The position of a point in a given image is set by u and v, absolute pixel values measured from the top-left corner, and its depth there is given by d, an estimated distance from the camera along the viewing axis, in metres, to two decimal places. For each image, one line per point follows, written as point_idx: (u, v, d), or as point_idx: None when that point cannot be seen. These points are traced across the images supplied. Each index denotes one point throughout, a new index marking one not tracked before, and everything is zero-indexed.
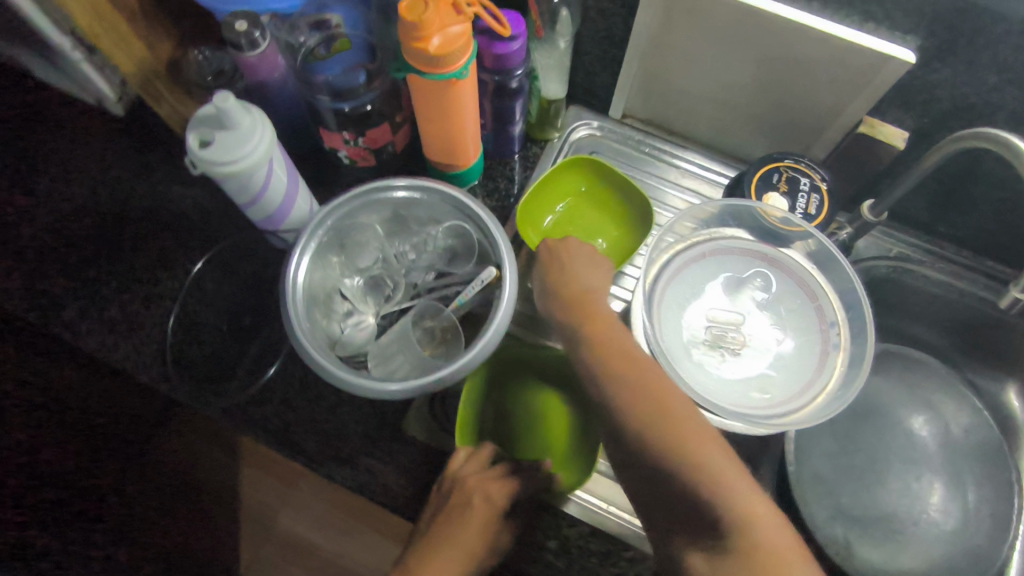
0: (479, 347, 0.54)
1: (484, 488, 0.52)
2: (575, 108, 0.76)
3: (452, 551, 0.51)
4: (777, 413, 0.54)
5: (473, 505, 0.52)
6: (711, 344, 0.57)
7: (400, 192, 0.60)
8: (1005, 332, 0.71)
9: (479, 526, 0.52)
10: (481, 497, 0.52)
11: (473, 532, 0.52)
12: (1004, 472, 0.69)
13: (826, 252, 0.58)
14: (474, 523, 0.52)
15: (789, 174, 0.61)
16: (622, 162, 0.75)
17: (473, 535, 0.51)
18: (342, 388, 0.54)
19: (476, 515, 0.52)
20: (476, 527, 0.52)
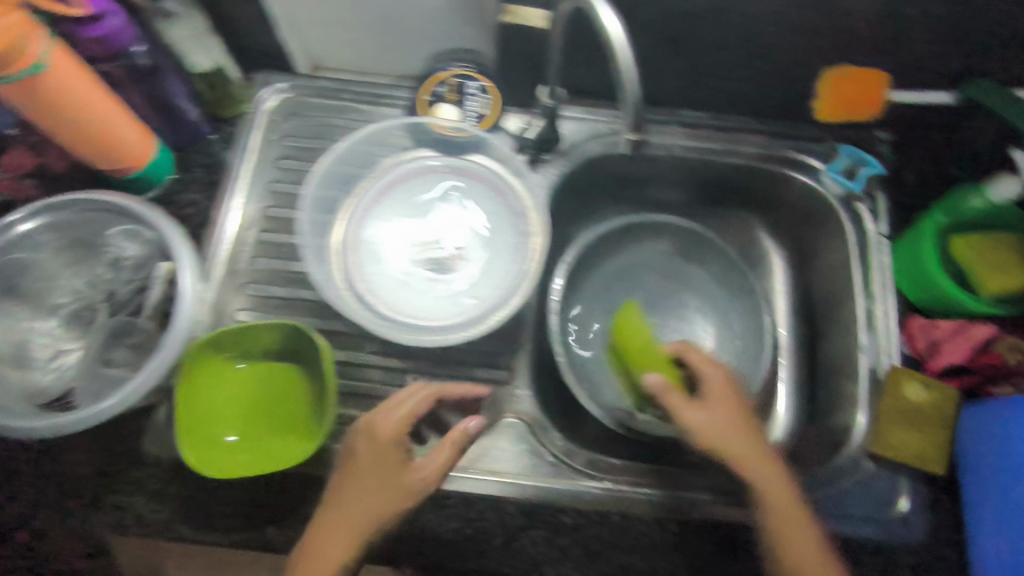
0: (162, 349, 0.54)
1: (374, 428, 0.53)
2: (260, 73, 0.72)
3: (373, 495, 0.50)
4: (488, 316, 0.56)
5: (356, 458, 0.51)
6: (425, 269, 0.58)
7: (27, 225, 0.57)
8: (730, 173, 0.75)
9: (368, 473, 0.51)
10: (372, 439, 0.52)
11: (319, 504, 0.51)
12: (753, 296, 0.76)
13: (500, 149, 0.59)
14: (341, 480, 0.51)
15: (456, 82, 0.61)
16: (322, 116, 0.72)
17: (340, 498, 0.50)
18: (30, 437, 0.51)
19: (381, 452, 0.52)
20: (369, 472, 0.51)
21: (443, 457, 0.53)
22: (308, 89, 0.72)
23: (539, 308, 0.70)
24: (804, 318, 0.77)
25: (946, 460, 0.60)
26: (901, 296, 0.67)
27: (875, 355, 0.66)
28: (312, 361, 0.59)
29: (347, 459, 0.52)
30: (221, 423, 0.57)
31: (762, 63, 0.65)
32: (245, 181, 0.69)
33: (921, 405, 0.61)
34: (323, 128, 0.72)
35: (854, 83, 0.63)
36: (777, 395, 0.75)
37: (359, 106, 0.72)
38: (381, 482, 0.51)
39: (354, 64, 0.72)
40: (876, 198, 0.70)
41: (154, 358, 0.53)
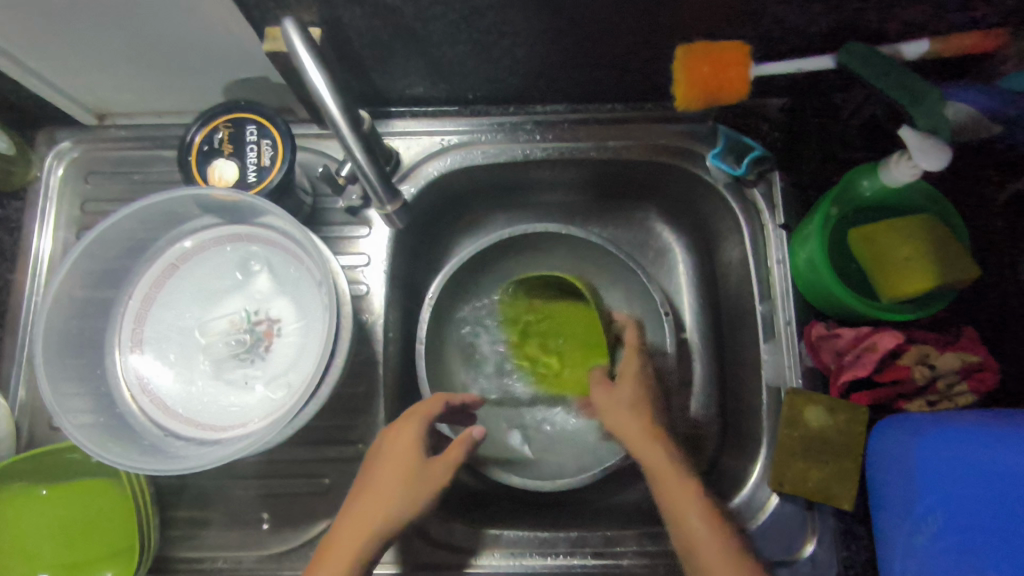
0: None
1: (394, 434, 0.50)
2: (45, 131, 0.63)
3: (374, 509, 0.47)
4: (292, 411, 0.47)
5: (394, 453, 0.49)
6: (227, 361, 0.50)
7: None
8: (607, 167, 0.65)
9: (403, 472, 0.48)
10: (392, 445, 0.50)
11: (405, 475, 0.48)
12: (652, 303, 0.67)
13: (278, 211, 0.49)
14: (398, 473, 0.48)
15: (231, 129, 0.51)
16: (123, 171, 0.63)
17: (375, 502, 0.47)
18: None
19: (397, 456, 0.49)
20: (395, 475, 0.48)
21: (445, 462, 0.50)
22: (99, 141, 0.63)
23: (401, 359, 0.63)
24: (712, 320, 0.68)
25: (854, 494, 0.51)
26: (801, 295, 0.58)
27: (776, 370, 0.57)
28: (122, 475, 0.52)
29: (405, 451, 0.49)
30: (28, 564, 0.50)
31: (602, 48, 0.54)
32: (46, 264, 0.61)
33: (824, 431, 0.53)
34: (125, 189, 0.63)
35: (716, 62, 0.51)
36: (688, 414, 0.66)
37: (163, 154, 0.63)
38: (415, 487, 0.48)
39: (147, 107, 0.62)
40: (772, 180, 0.60)
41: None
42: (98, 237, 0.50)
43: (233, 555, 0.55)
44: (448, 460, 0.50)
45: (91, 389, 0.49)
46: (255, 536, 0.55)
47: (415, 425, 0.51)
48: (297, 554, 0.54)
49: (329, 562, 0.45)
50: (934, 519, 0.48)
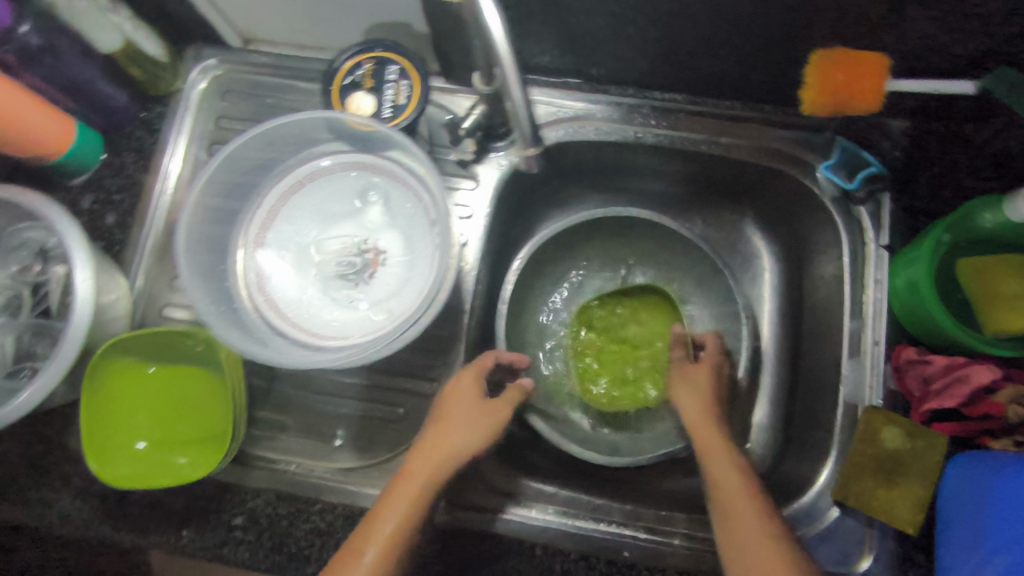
0: (62, 348, 0.52)
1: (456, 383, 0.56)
2: (194, 48, 0.67)
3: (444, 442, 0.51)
4: (393, 332, 0.50)
5: (457, 401, 0.54)
6: (335, 279, 0.53)
7: None
8: (707, 162, 0.66)
9: (468, 414, 0.53)
10: (456, 393, 0.55)
11: (469, 417, 0.53)
12: (733, 305, 0.68)
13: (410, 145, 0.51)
14: (463, 414, 0.53)
15: (374, 68, 0.54)
16: (258, 96, 0.66)
17: (446, 425, 0.52)
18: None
19: (458, 401, 0.54)
20: (466, 411, 0.53)
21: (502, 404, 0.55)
22: (242, 63, 0.67)
23: (483, 313, 0.65)
24: (790, 333, 0.68)
25: (920, 519, 0.51)
26: (894, 318, 0.58)
27: (856, 386, 0.57)
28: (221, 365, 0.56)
29: (466, 399, 0.54)
30: (129, 433, 0.54)
31: (738, 41, 0.54)
32: (176, 170, 0.66)
33: (898, 453, 0.52)
34: (258, 112, 0.66)
35: (847, 67, 0.52)
36: (751, 417, 0.67)
37: (296, 83, 0.66)
38: (473, 427, 0.53)
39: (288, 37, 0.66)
40: (881, 201, 0.59)
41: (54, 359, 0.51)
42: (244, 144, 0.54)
43: (306, 462, 0.58)
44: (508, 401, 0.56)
45: (213, 281, 0.53)
46: (329, 450, 0.59)
47: (477, 381, 0.56)
48: (367, 470, 0.58)
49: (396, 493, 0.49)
50: (1004, 556, 0.46)
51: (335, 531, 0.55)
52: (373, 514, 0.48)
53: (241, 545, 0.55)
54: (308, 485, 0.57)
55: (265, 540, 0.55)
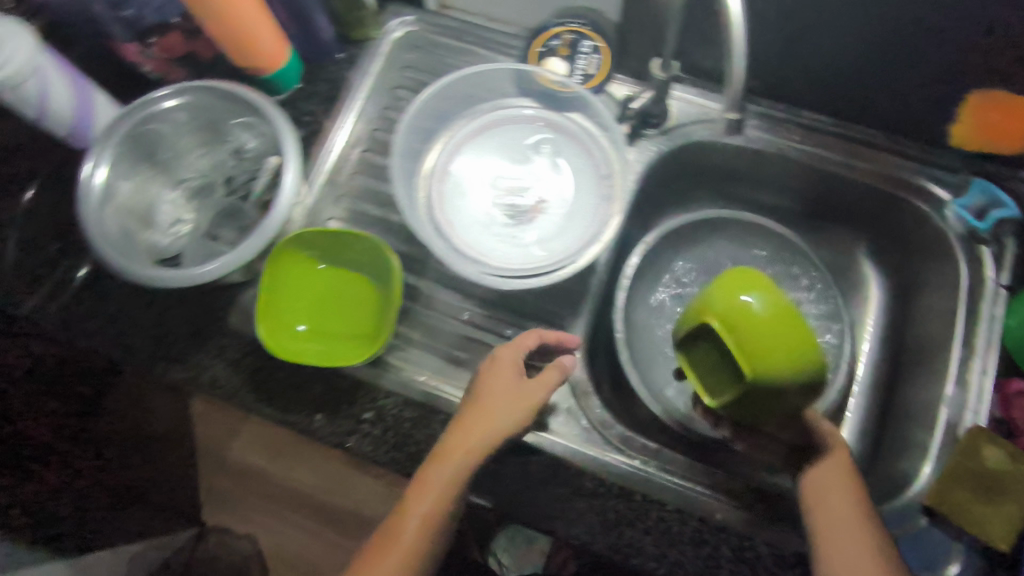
0: (264, 228, 0.59)
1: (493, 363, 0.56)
2: (393, 3, 0.75)
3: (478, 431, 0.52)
4: (553, 268, 0.56)
5: (478, 402, 0.53)
6: (502, 215, 0.59)
7: (168, 101, 0.63)
8: (836, 186, 0.70)
9: (512, 399, 0.53)
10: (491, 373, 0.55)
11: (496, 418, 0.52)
12: (837, 321, 0.72)
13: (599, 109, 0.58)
14: (472, 417, 0.52)
15: (571, 39, 0.62)
16: (443, 54, 0.74)
17: (482, 410, 0.53)
18: (141, 280, 0.59)
19: (498, 384, 0.54)
20: (509, 399, 0.53)
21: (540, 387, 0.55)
22: (433, 23, 0.74)
23: (607, 281, 0.70)
24: (889, 358, 0.71)
25: (1014, 538, 0.53)
26: (1006, 353, 0.61)
27: (957, 408, 0.60)
28: (386, 279, 0.62)
29: (492, 399, 0.53)
30: (293, 314, 0.61)
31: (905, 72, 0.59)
32: (357, 106, 0.73)
33: (998, 472, 0.55)
34: (442, 68, 0.73)
35: (1007, 110, 0.58)
36: (839, 430, 0.70)
37: (477, 49, 0.74)
38: (499, 425, 0.52)
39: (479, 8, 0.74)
40: (1007, 245, 0.63)
41: (254, 235, 0.58)
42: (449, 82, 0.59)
43: (434, 377, 0.64)
44: (545, 381, 0.56)
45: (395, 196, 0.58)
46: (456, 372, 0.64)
47: (506, 378, 0.54)
48: None
49: (426, 483, 0.51)
50: None
51: None
52: (393, 520, 0.51)
53: (367, 437, 0.60)
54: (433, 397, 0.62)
55: (389, 437, 0.60)
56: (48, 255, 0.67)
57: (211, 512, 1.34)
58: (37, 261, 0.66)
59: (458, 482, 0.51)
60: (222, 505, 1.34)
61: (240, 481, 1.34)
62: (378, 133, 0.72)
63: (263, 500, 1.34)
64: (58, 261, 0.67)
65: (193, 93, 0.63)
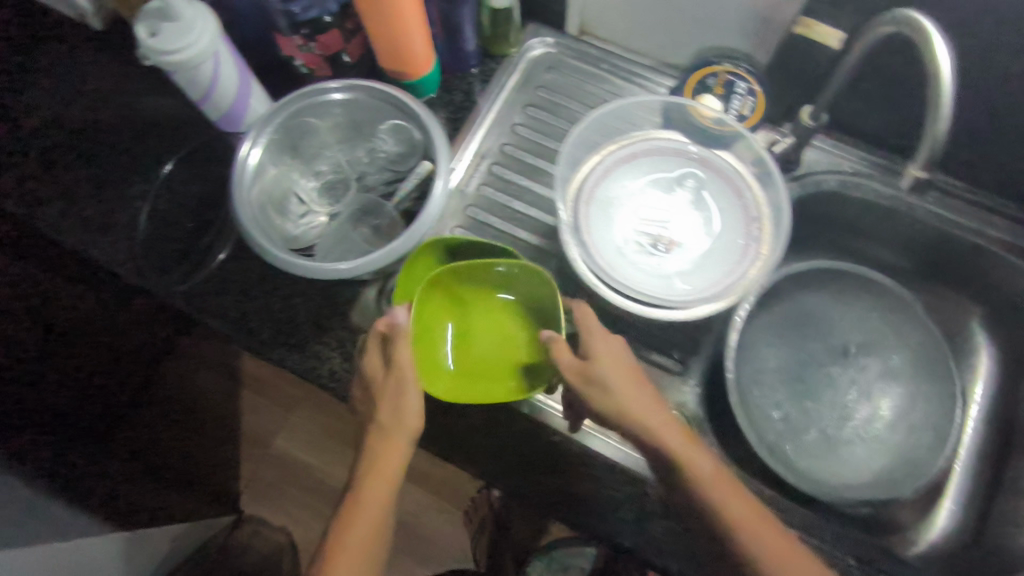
0: (410, 232, 0.59)
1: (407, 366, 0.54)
2: (533, 24, 0.76)
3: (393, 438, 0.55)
4: (694, 304, 0.56)
5: (381, 383, 0.55)
6: (642, 244, 0.60)
7: (337, 93, 0.64)
8: (961, 252, 0.69)
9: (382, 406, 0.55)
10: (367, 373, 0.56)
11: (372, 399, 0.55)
12: (948, 387, 0.71)
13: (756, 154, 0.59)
14: (405, 400, 0.54)
15: (726, 78, 0.61)
16: (578, 78, 0.75)
17: (394, 421, 0.55)
18: (282, 266, 0.59)
19: (396, 390, 0.54)
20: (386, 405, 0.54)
21: (417, 394, 0.55)
22: (572, 48, 0.76)
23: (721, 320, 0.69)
24: (998, 429, 0.70)
25: None
26: None
27: None
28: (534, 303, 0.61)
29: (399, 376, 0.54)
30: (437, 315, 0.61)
31: None
32: (489, 118, 0.73)
33: None
34: (577, 90, 0.75)
35: None
36: (941, 496, 0.69)
37: (611, 77, 0.75)
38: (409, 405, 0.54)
39: (620, 37, 0.75)
40: None
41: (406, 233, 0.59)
42: (612, 105, 0.61)
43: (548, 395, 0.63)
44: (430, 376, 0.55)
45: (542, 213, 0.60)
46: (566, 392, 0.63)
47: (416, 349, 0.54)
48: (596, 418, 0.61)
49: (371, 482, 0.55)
50: None
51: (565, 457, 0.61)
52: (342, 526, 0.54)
53: None
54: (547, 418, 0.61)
55: None
56: (183, 232, 0.69)
57: (250, 499, 1.33)
58: (174, 236, 0.69)
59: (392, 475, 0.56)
60: (261, 493, 1.33)
61: (282, 473, 1.34)
62: (507, 147, 0.73)
63: (302, 492, 1.33)
64: (190, 240, 0.69)
65: (358, 91, 0.64)
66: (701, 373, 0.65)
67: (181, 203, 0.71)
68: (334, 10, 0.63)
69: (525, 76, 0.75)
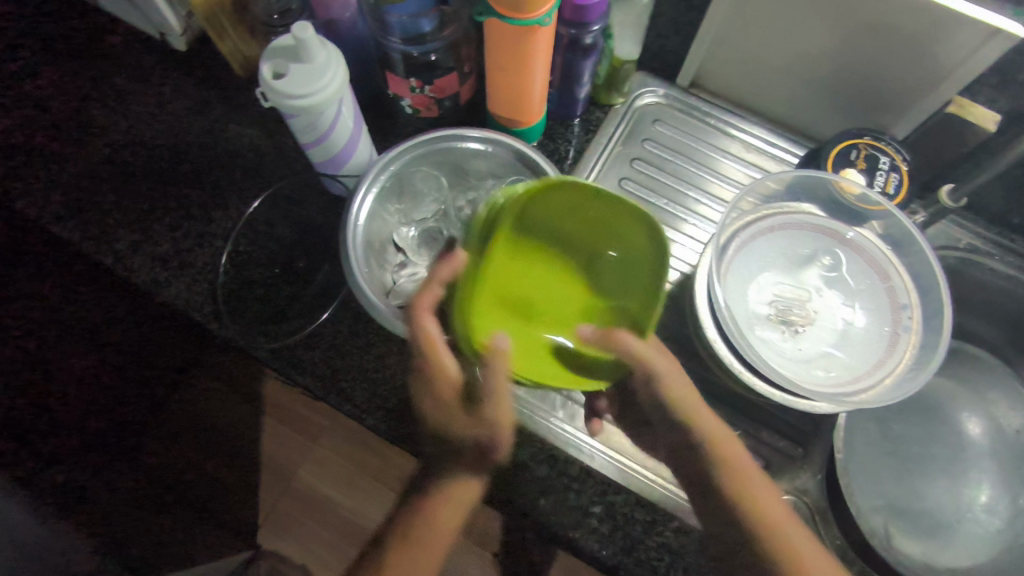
0: None
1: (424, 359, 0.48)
2: (641, 74, 0.73)
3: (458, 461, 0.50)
4: (844, 391, 0.52)
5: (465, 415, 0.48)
6: (776, 321, 0.56)
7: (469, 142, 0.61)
8: None
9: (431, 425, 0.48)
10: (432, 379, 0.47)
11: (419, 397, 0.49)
12: None
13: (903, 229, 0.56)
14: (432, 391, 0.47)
15: (868, 152, 0.59)
16: (684, 133, 0.72)
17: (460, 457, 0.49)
18: (392, 326, 0.54)
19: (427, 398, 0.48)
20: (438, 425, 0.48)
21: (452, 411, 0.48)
22: (682, 101, 0.73)
23: None
24: None
25: None
26: None
27: None
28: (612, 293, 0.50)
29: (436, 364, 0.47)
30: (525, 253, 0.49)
31: None
32: (595, 171, 0.70)
33: None
34: (685, 146, 0.72)
35: None
36: None
37: (720, 132, 0.72)
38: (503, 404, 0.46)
39: (731, 93, 0.72)
40: None
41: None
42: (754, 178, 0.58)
43: (644, 465, 0.60)
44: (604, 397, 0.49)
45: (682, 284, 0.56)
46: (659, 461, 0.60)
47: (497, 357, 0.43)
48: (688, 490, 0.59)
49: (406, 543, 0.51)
50: None
51: (686, 553, 0.56)
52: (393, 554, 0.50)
53: (593, 534, 0.55)
54: (647, 491, 0.58)
55: (618, 539, 0.55)
56: (268, 280, 0.63)
57: (269, 534, 1.25)
58: (257, 282, 0.63)
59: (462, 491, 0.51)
60: (283, 530, 1.25)
61: (304, 507, 1.26)
62: None
63: (325, 528, 1.26)
64: (279, 290, 0.63)
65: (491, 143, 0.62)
66: (822, 459, 0.62)
67: (266, 245, 0.65)
68: (436, 48, 0.59)
69: (632, 127, 0.72)
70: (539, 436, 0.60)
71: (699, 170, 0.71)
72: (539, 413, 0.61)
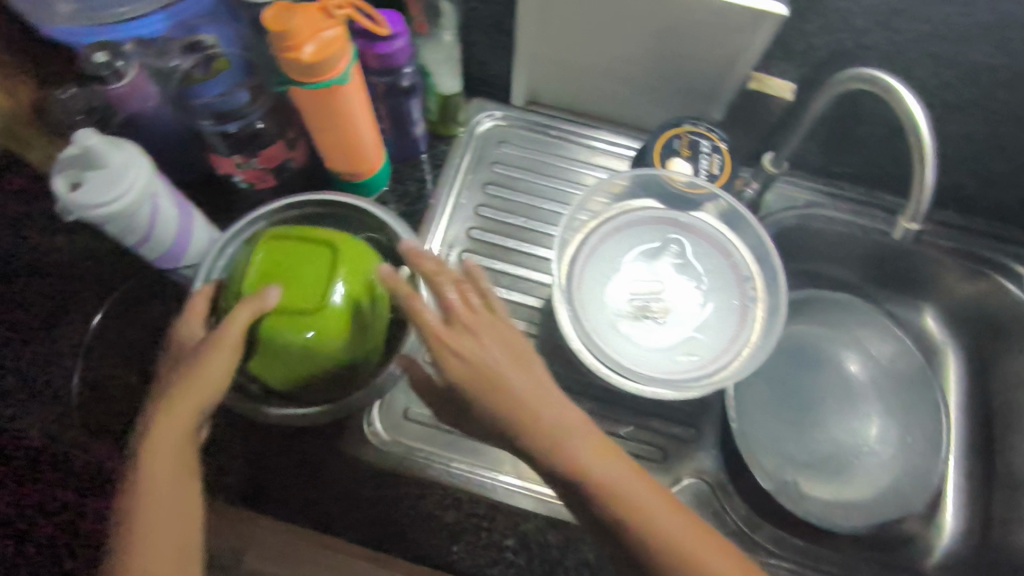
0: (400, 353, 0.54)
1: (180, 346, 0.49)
2: (476, 100, 0.74)
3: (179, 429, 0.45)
4: (707, 373, 0.56)
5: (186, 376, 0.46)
6: (636, 317, 0.58)
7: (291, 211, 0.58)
8: (910, 260, 0.75)
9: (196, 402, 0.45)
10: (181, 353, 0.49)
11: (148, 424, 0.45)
12: (930, 393, 0.74)
13: (734, 211, 0.60)
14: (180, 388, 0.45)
15: (689, 139, 0.61)
16: (530, 149, 0.74)
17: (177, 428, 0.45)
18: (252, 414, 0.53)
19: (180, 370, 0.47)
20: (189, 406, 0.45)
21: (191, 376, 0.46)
22: (521, 119, 0.74)
23: None
24: (979, 421, 0.74)
25: None
26: None
27: None
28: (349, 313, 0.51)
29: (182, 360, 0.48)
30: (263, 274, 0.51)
31: (993, 165, 0.63)
32: (450, 202, 0.70)
33: None
34: (534, 162, 0.73)
35: None
36: (945, 501, 0.71)
37: (564, 142, 0.74)
38: (212, 372, 0.46)
39: (564, 103, 0.74)
40: None
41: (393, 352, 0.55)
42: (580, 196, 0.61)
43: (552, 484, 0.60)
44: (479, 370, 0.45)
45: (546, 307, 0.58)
46: None
47: (245, 308, 0.47)
48: None
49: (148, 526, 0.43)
50: None
51: (603, 563, 0.57)
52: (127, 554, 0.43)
53: (511, 567, 0.57)
54: (560, 511, 0.58)
55: (537, 566, 0.57)
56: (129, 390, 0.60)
57: None
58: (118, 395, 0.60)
59: (183, 501, 0.45)
60: None
61: None
62: (474, 232, 0.69)
63: None
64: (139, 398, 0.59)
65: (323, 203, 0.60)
66: (714, 435, 0.65)
67: (120, 352, 0.61)
68: (258, 117, 0.58)
69: (477, 154, 0.73)
70: (443, 483, 0.59)
71: (551, 183, 0.72)
72: (439, 461, 0.60)
